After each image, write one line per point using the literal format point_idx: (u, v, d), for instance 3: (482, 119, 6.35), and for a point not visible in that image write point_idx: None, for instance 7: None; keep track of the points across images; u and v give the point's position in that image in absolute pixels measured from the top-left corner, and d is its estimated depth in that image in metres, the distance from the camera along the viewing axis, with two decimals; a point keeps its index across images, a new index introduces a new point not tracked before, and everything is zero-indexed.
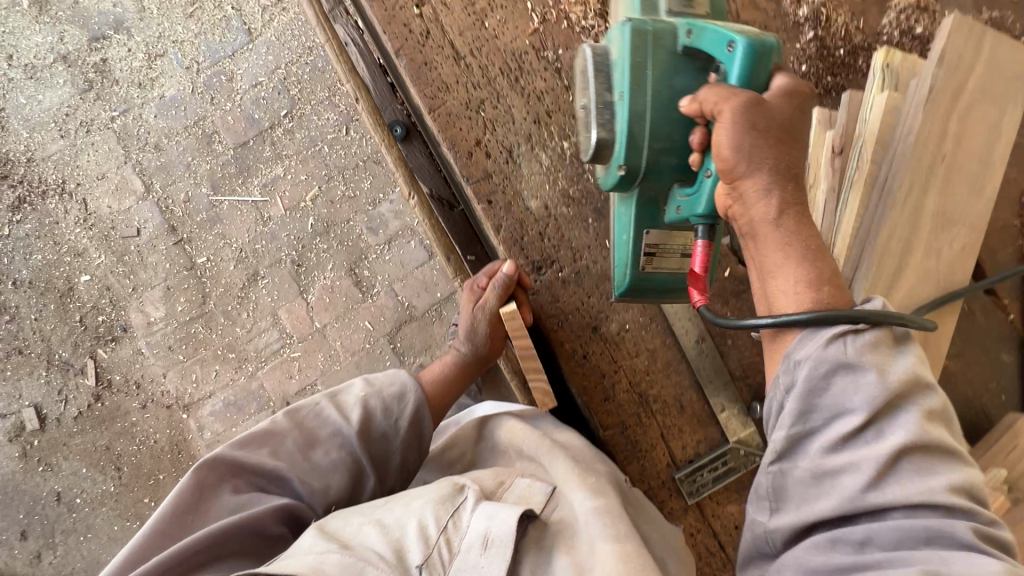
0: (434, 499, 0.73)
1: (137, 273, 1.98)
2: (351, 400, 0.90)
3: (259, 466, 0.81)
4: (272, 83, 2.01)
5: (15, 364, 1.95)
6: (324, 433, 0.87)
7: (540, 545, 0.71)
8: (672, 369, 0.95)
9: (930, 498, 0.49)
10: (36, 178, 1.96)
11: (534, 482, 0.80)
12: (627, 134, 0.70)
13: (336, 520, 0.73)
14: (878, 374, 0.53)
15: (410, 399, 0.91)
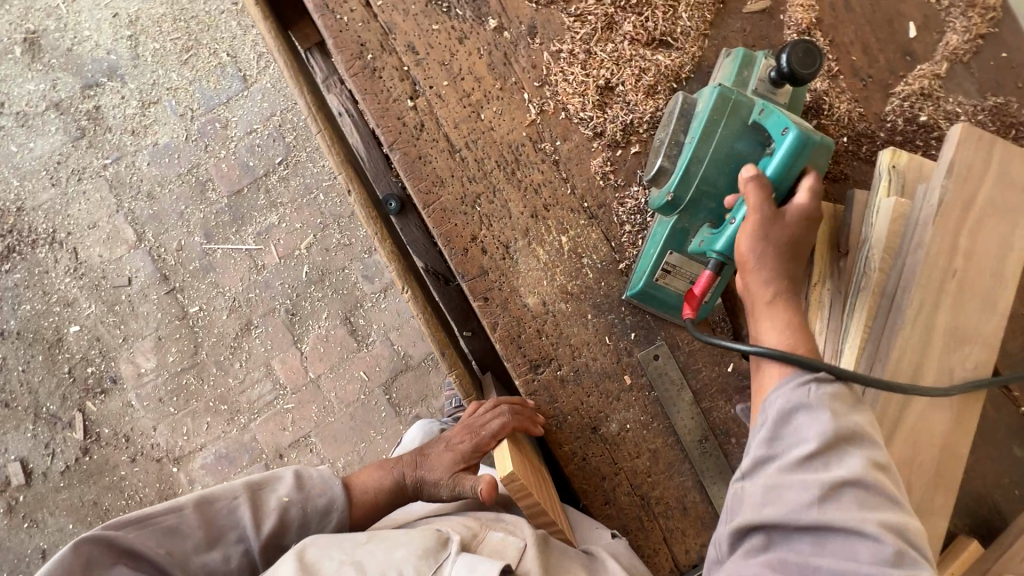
0: (415, 549, 0.71)
1: (128, 323, 1.94)
2: (272, 502, 0.79)
3: (150, 557, 0.70)
4: (267, 130, 1.99)
5: (2, 417, 1.91)
6: (230, 532, 0.76)
7: None
8: (675, 470, 0.91)
9: (863, 529, 0.54)
10: (27, 228, 1.93)
11: (509, 535, 0.77)
12: (683, 171, 0.79)
13: (314, 549, 0.71)
14: (833, 417, 0.59)
15: (330, 519, 0.82)
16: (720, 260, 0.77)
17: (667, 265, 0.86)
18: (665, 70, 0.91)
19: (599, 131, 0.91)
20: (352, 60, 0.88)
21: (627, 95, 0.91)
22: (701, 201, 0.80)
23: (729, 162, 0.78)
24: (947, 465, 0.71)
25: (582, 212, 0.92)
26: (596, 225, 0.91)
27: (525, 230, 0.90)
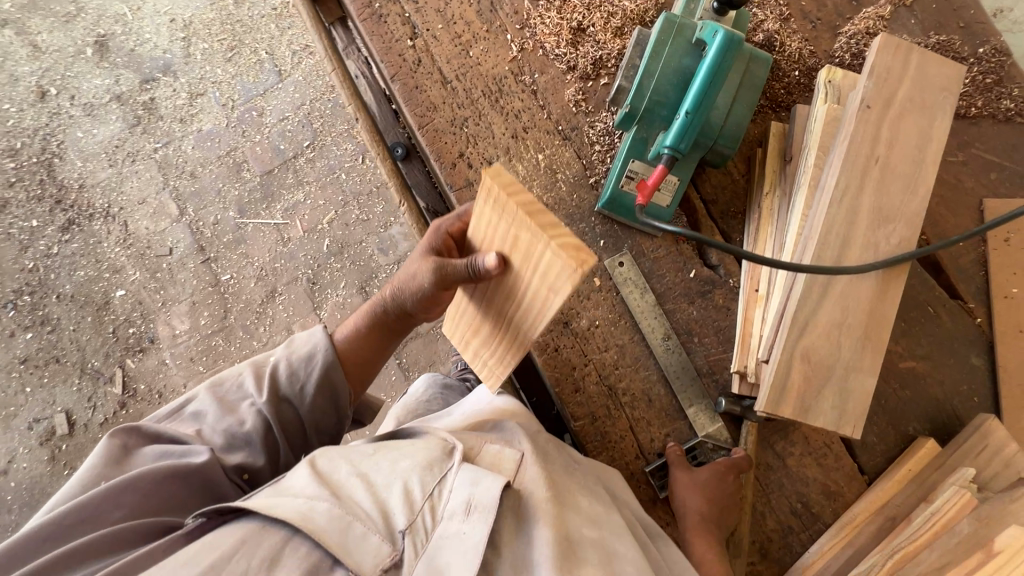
0: (420, 462, 0.74)
1: (167, 288, 2.14)
2: (267, 368, 0.92)
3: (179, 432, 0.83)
4: (298, 117, 2.21)
5: (52, 371, 2.10)
6: (241, 403, 0.89)
7: (518, 513, 0.73)
8: (641, 364, 1.00)
9: None
10: (86, 203, 2.17)
11: (503, 449, 0.80)
12: (638, 84, 0.91)
13: (323, 460, 0.76)
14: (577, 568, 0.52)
15: (319, 361, 0.90)
16: (671, 154, 0.88)
17: (631, 173, 0.96)
18: (631, 14, 1.04)
19: (572, 65, 1.05)
20: (363, 9, 1.06)
21: (596, 34, 1.04)
22: (656, 110, 0.92)
23: (677, 74, 0.90)
24: (874, 330, 0.78)
25: (557, 134, 1.05)
26: (569, 146, 1.04)
27: (507, 150, 1.03)
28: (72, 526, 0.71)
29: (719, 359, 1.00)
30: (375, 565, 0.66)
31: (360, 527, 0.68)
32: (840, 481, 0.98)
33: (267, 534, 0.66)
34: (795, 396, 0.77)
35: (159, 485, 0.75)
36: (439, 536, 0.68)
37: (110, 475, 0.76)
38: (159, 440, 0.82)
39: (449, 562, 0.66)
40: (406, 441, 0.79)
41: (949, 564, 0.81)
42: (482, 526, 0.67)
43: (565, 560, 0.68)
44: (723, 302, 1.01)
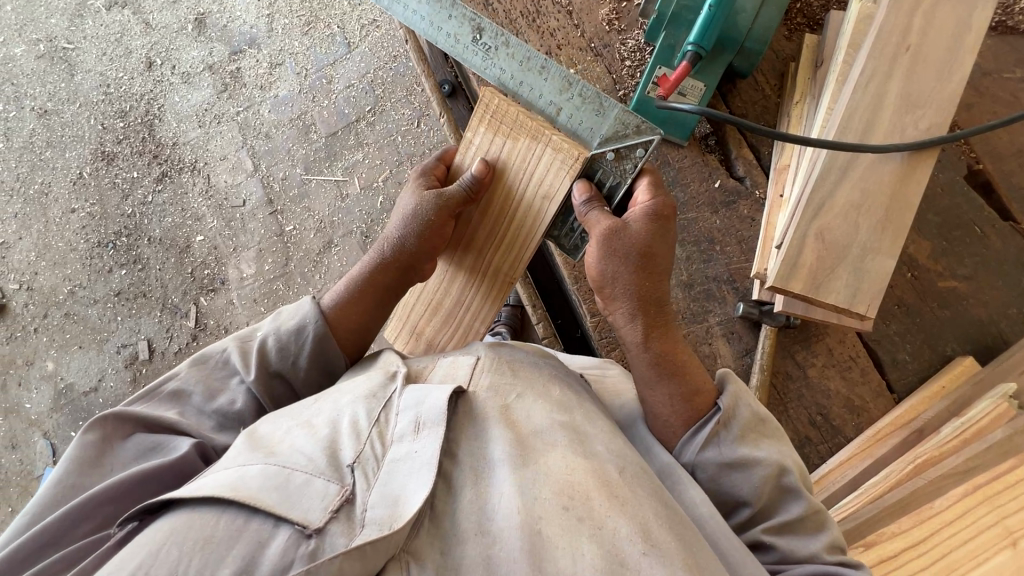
0: (360, 393, 0.76)
1: (239, 236, 2.36)
2: (253, 344, 0.91)
3: (162, 420, 0.81)
4: (362, 84, 2.38)
5: (139, 304, 2.36)
6: (230, 380, 0.89)
7: (471, 413, 0.75)
8: None
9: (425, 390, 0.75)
10: (177, 158, 2.45)
11: (458, 360, 0.84)
12: None
13: (263, 426, 0.74)
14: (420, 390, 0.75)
15: (309, 332, 0.91)
16: (694, 50, 0.91)
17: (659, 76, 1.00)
18: None
19: None
20: None
21: None
22: (682, 14, 0.97)
23: None
24: (896, 214, 0.78)
25: (590, 51, 1.10)
26: (600, 62, 1.09)
27: None
28: (48, 542, 0.66)
29: (741, 268, 1.01)
30: (324, 511, 0.60)
31: (301, 474, 0.63)
32: (866, 396, 0.99)
33: (193, 522, 0.56)
34: (807, 273, 0.77)
35: (143, 480, 0.71)
36: (391, 458, 0.66)
37: (84, 478, 0.72)
38: (139, 433, 0.79)
39: (405, 485, 0.63)
40: (347, 383, 0.82)
41: (976, 466, 0.79)
42: (433, 437, 0.68)
43: (524, 461, 0.67)
44: (747, 212, 1.02)
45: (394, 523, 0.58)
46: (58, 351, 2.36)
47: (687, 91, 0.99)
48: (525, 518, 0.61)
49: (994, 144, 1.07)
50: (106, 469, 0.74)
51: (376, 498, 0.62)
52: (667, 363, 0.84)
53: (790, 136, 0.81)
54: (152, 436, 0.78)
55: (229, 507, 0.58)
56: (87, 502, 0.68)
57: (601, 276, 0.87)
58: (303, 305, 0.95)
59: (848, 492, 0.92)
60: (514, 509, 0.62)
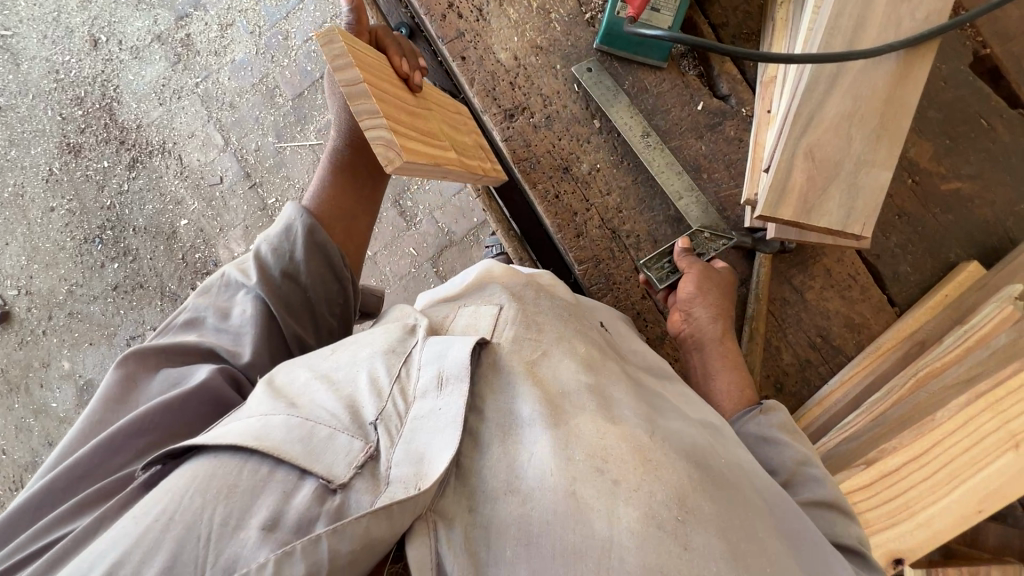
0: (380, 347, 0.75)
1: (223, 215, 2.31)
2: (248, 260, 0.98)
3: (180, 345, 0.87)
4: (321, 37, 2.23)
5: (139, 295, 2.36)
6: (236, 297, 0.94)
7: (497, 368, 0.73)
8: (645, 208, 0.97)
9: (450, 345, 0.72)
10: (145, 141, 2.35)
11: (479, 308, 0.81)
12: None
13: (278, 375, 0.73)
14: (446, 354, 0.71)
15: (299, 228, 0.98)
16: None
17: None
18: None
19: None
20: None
21: None
22: None
23: None
24: (897, 126, 0.72)
25: None
26: None
27: None
28: (86, 476, 0.72)
29: (730, 194, 0.95)
30: (348, 467, 0.61)
31: (324, 429, 0.63)
32: (866, 313, 0.97)
33: (216, 469, 0.57)
34: (797, 197, 0.72)
35: (168, 414, 0.76)
36: (414, 416, 0.66)
37: (112, 414, 0.78)
38: (161, 365, 0.84)
39: (427, 446, 0.63)
40: (367, 332, 0.80)
41: (980, 373, 0.76)
42: (457, 395, 0.66)
43: (553, 417, 0.66)
44: (734, 133, 0.95)
45: (420, 483, 0.59)
46: (71, 350, 2.40)
47: (660, 10, 0.89)
48: (559, 479, 0.60)
49: (1003, 23, 0.99)
50: (131, 404, 0.80)
51: (400, 456, 0.62)
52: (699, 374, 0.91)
53: (770, 56, 0.74)
54: (173, 369, 0.84)
55: (253, 456, 0.59)
56: (118, 435, 0.73)
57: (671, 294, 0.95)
58: (285, 211, 1.00)
59: (848, 412, 0.91)
60: (548, 470, 0.61)
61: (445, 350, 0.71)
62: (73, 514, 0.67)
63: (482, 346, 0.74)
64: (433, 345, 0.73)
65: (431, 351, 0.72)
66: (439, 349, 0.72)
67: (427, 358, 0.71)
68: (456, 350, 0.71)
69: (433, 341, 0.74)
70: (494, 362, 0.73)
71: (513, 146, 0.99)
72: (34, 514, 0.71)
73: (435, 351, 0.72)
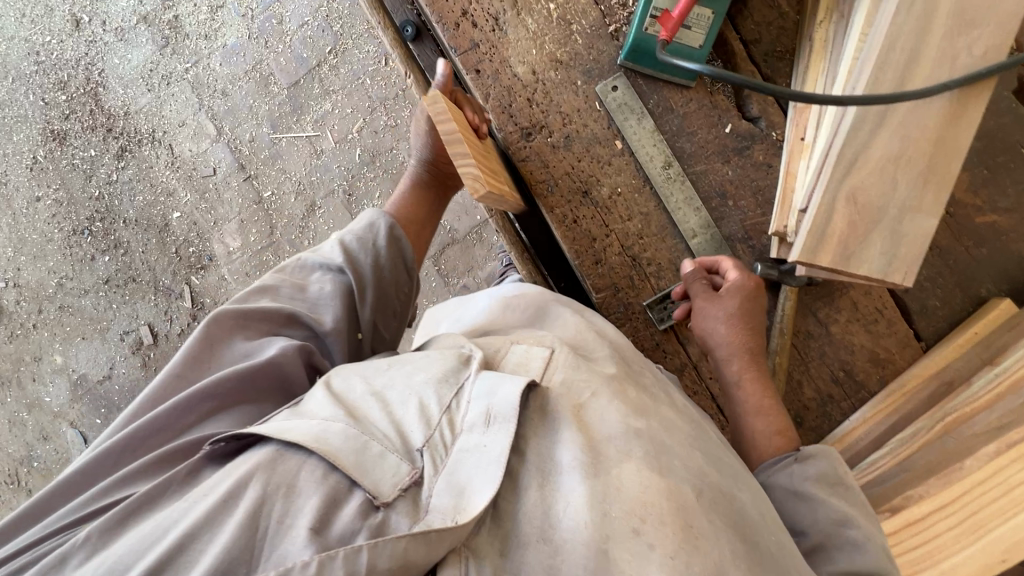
0: (434, 373, 0.72)
1: (217, 208, 2.23)
2: (329, 246, 1.02)
3: (262, 311, 0.89)
4: (317, 22, 2.12)
5: (131, 290, 2.30)
6: (313, 277, 0.98)
7: (544, 411, 0.70)
8: (667, 234, 0.93)
9: (503, 382, 0.69)
10: (133, 129, 2.25)
11: (531, 349, 0.79)
12: None
13: (337, 381, 0.74)
14: (495, 391, 0.68)
15: (382, 226, 1.04)
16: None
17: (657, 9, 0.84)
18: None
19: None
20: None
21: None
22: None
23: None
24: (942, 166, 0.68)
25: None
26: None
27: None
28: (161, 431, 0.75)
29: (756, 223, 0.91)
30: (394, 487, 0.60)
31: (376, 446, 0.62)
32: (892, 347, 0.94)
33: (277, 464, 0.58)
34: (837, 243, 0.69)
35: (247, 382, 0.80)
36: (459, 449, 0.63)
37: (194, 372, 0.82)
38: (242, 329, 0.87)
39: (470, 479, 0.61)
40: (423, 355, 0.77)
41: (1013, 421, 0.74)
42: (504, 434, 0.64)
43: (596, 470, 0.63)
44: (762, 158, 0.91)
45: (457, 516, 0.57)
46: (63, 344, 2.36)
47: (691, 27, 0.84)
48: (593, 534, 0.59)
49: None
50: (210, 365, 0.83)
51: (442, 485, 0.60)
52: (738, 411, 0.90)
53: (811, 95, 0.69)
54: (252, 336, 0.87)
55: (311, 457, 0.60)
56: (193, 396, 0.77)
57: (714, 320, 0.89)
58: (367, 213, 1.07)
59: (874, 452, 0.91)
60: (583, 522, 0.59)
61: (496, 387, 0.69)
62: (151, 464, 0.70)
63: (529, 386, 0.72)
64: (486, 381, 0.70)
65: (486, 386, 0.69)
66: (491, 388, 0.69)
67: (479, 391, 0.69)
68: (508, 387, 0.68)
69: (488, 373, 0.71)
70: (542, 404, 0.71)
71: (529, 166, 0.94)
72: (109, 462, 0.73)
73: (487, 386, 0.69)
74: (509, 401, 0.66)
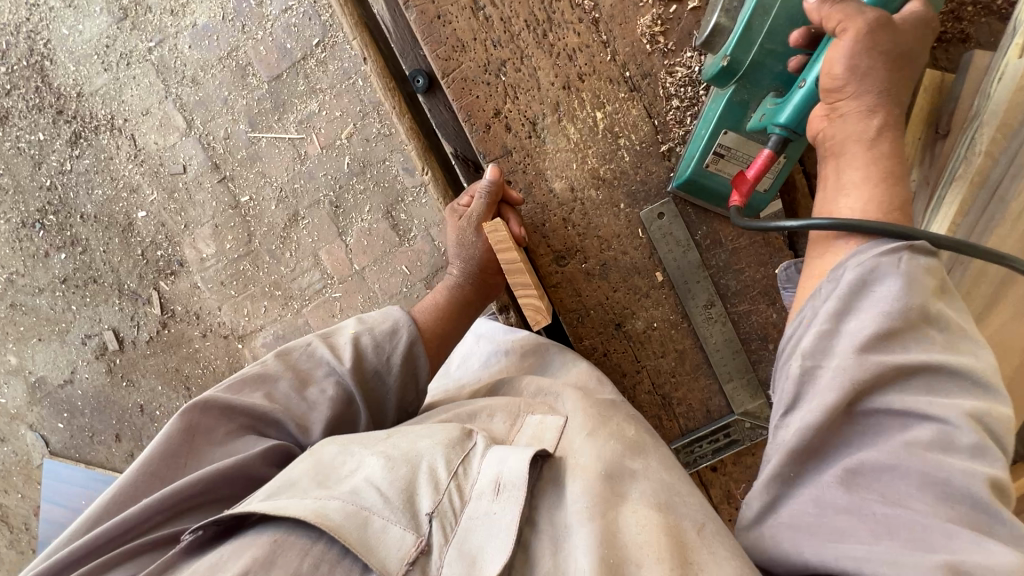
0: (440, 440, 0.85)
1: (188, 210, 2.04)
2: (343, 340, 1.04)
3: (248, 408, 0.94)
4: (303, 8, 1.89)
5: (92, 292, 2.12)
6: (316, 372, 1.01)
7: (551, 484, 0.84)
8: (699, 373, 1.21)
9: (507, 453, 0.83)
10: (88, 114, 2.00)
11: (543, 423, 0.93)
12: (747, 26, 0.93)
13: (332, 450, 0.88)
14: (499, 461, 0.82)
15: (403, 335, 1.06)
16: (781, 133, 0.96)
17: (720, 147, 1.06)
18: None
19: None
20: None
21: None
22: (763, 62, 0.96)
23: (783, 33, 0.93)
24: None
25: (624, 85, 1.15)
26: (637, 99, 1.15)
27: (556, 107, 1.16)
28: (133, 527, 0.82)
29: None
30: (400, 561, 0.72)
31: (378, 518, 0.75)
32: None
33: (287, 543, 0.74)
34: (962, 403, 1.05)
35: (214, 484, 0.87)
36: (469, 513, 0.77)
37: (166, 470, 0.88)
38: (220, 423, 0.93)
39: (482, 543, 0.74)
40: (428, 426, 0.90)
41: None
42: (512, 503, 0.77)
43: (600, 509, 0.77)
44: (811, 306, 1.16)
45: None
46: (18, 345, 2.19)
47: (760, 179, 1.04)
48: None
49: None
50: (181, 463, 0.89)
51: (453, 554, 0.73)
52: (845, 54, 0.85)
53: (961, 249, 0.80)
54: (229, 433, 0.92)
55: (321, 534, 0.75)
56: (163, 498, 0.83)
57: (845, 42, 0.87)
58: (389, 313, 1.08)
59: None
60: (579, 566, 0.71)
61: (501, 449, 0.84)
62: (121, 560, 0.79)
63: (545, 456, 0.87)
64: (489, 450, 0.84)
65: (494, 453, 0.83)
66: (494, 452, 0.83)
67: (491, 458, 0.83)
68: (514, 455, 0.82)
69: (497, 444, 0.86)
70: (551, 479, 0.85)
71: (563, 293, 1.21)
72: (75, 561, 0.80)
73: (497, 452, 0.83)
74: (516, 466, 0.80)
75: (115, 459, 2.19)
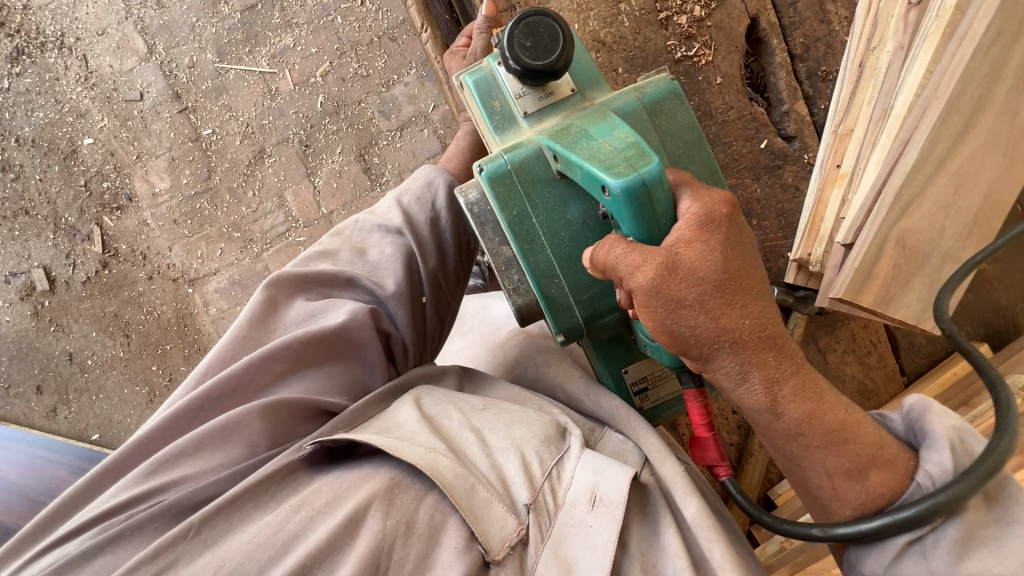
0: (537, 433, 0.73)
1: (141, 140, 1.91)
2: (387, 205, 1.01)
3: (318, 275, 0.90)
4: None
5: (23, 225, 1.94)
6: (370, 240, 0.98)
7: (645, 511, 0.73)
8: None
9: (597, 459, 0.71)
10: (34, 28, 1.89)
11: (627, 441, 0.80)
12: (546, 299, 0.78)
13: (427, 399, 0.78)
14: (597, 471, 0.69)
15: (440, 184, 1.04)
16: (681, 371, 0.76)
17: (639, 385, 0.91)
18: None
19: None
20: None
21: None
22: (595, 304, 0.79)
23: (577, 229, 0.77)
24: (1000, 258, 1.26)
25: None
26: None
27: None
28: (236, 391, 0.77)
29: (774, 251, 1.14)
30: (502, 543, 0.64)
31: (484, 491, 0.67)
32: (878, 380, 1.19)
33: (395, 495, 0.64)
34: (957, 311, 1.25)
35: (311, 346, 0.81)
36: (563, 519, 0.67)
37: (257, 333, 0.82)
38: (298, 294, 0.88)
39: (578, 555, 0.65)
40: (520, 408, 0.78)
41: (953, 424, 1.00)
42: (611, 522, 0.66)
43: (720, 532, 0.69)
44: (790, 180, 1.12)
45: None
46: None
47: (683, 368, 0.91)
48: None
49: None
50: (272, 328, 0.84)
51: (547, 555, 0.65)
52: (658, 298, 0.61)
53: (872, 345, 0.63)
54: (311, 300, 0.88)
55: (432, 491, 0.66)
56: (266, 357, 0.78)
57: (656, 267, 0.61)
58: (422, 172, 1.06)
59: None
60: None
61: (592, 457, 0.71)
62: (220, 428, 0.72)
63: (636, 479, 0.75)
64: (582, 452, 0.72)
65: (594, 460, 0.71)
66: (593, 458, 0.71)
67: (579, 466, 0.71)
68: (617, 472, 0.69)
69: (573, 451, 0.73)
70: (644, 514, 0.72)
71: None
72: (177, 424, 0.75)
73: (591, 460, 0.71)
74: (619, 483, 0.68)
75: (33, 415, 1.94)
